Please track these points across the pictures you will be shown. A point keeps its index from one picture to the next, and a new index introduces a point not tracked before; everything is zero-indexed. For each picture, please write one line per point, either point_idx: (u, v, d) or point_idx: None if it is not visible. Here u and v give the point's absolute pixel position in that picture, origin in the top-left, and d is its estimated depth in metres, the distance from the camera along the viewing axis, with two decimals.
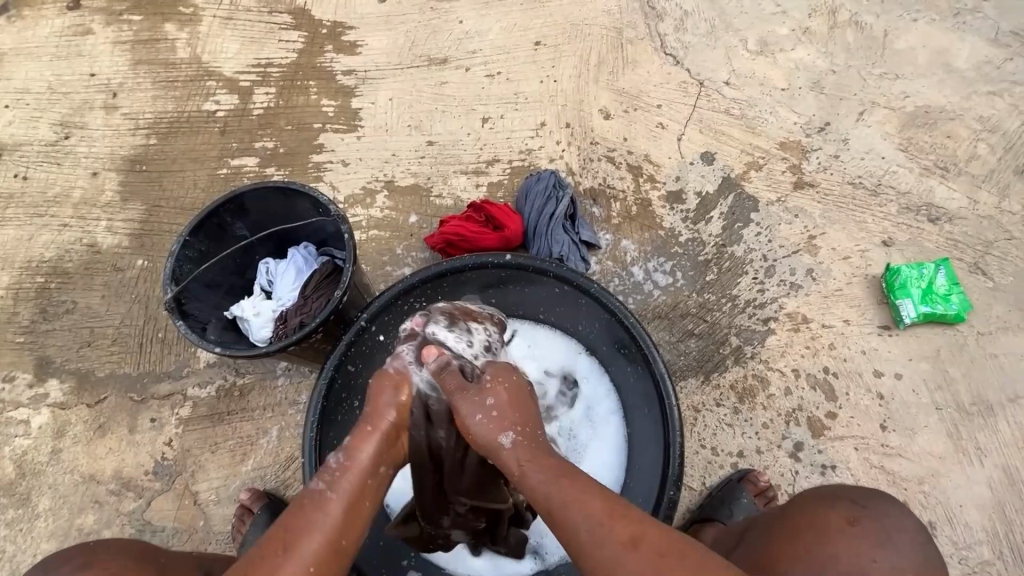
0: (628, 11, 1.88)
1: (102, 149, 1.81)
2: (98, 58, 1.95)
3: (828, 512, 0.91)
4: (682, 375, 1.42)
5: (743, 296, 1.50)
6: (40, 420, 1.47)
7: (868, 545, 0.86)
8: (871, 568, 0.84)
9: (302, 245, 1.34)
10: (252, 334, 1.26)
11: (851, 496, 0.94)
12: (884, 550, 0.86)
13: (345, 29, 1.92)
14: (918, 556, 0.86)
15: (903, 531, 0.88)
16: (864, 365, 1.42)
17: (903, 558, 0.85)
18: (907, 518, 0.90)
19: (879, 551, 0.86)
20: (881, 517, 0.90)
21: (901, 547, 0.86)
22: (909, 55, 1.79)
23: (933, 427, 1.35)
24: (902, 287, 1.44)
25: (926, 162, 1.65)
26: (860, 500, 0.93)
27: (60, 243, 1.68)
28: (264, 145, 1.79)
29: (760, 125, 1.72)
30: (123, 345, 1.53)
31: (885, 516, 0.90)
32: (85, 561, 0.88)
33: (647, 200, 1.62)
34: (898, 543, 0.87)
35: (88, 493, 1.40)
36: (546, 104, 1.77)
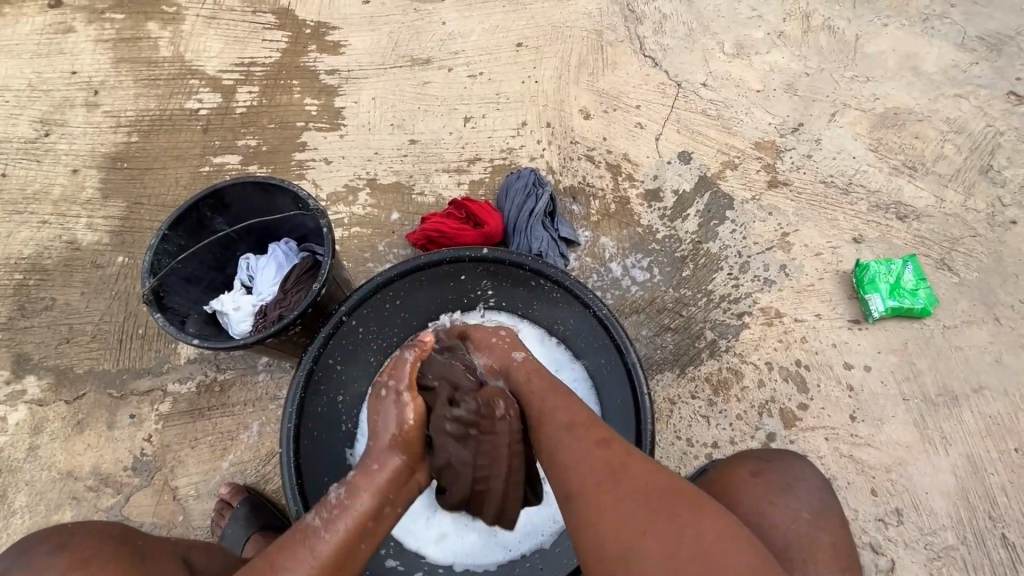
0: (607, 14, 1.92)
1: (82, 147, 1.81)
2: (79, 56, 1.95)
3: (736, 469, 0.99)
4: (659, 369, 1.45)
5: (718, 291, 1.53)
6: (17, 417, 1.46)
7: (770, 492, 0.94)
8: (771, 511, 0.91)
9: (283, 241, 1.36)
10: (231, 329, 1.27)
11: (757, 455, 1.02)
12: (786, 497, 0.93)
13: (329, 30, 1.93)
14: (819, 502, 0.94)
15: (805, 483, 0.96)
16: (835, 357, 1.45)
17: (803, 505, 0.93)
18: (810, 475, 0.98)
19: (779, 498, 0.93)
20: (782, 469, 0.98)
21: (801, 495, 0.94)
22: (879, 59, 1.85)
23: (900, 417, 1.39)
24: (871, 282, 1.48)
25: (895, 161, 1.70)
26: (766, 456, 1.01)
27: (39, 241, 1.67)
28: (247, 143, 1.80)
29: (736, 126, 1.76)
30: (101, 341, 1.53)
31: (787, 467, 0.98)
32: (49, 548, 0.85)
33: (625, 198, 1.66)
34: (798, 491, 0.95)
35: (65, 490, 1.39)
36: (527, 104, 1.80)
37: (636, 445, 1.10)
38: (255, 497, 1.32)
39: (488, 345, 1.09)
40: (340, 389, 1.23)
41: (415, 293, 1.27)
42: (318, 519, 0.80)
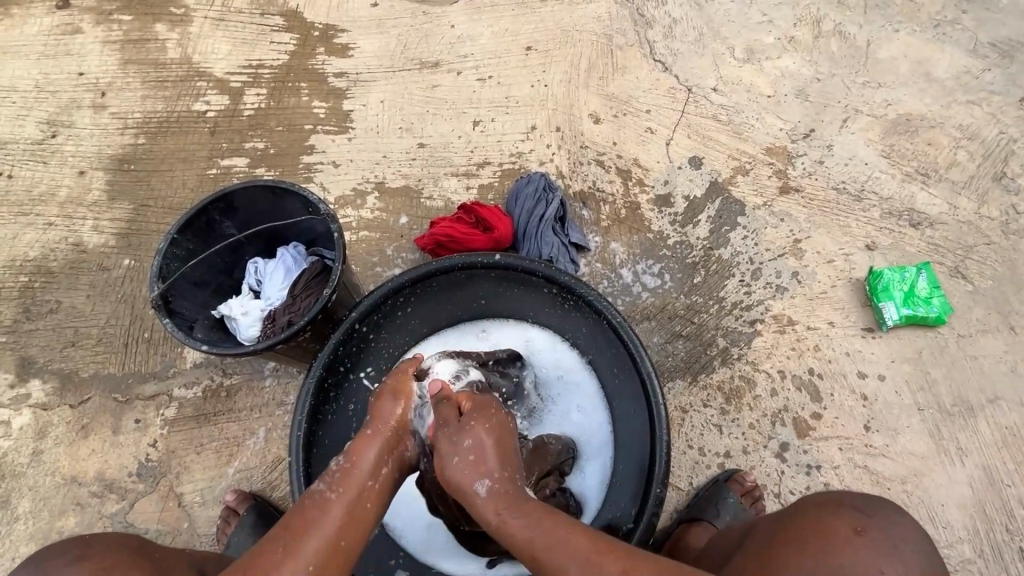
0: (617, 18, 1.91)
1: (89, 148, 1.80)
2: (86, 57, 1.94)
3: (836, 522, 0.91)
4: (670, 377, 1.44)
5: (730, 298, 1.51)
6: (22, 421, 1.44)
7: (877, 554, 0.87)
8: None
9: (292, 245, 1.34)
10: (239, 334, 1.25)
11: (856, 505, 0.94)
12: (891, 560, 0.86)
13: (337, 32, 1.92)
14: (924, 566, 0.87)
15: (909, 540, 0.89)
16: (848, 366, 1.44)
17: (910, 571, 0.86)
18: (910, 526, 0.91)
19: (886, 562, 0.86)
20: (886, 526, 0.90)
21: (907, 558, 0.87)
22: (890, 65, 1.84)
23: (915, 427, 1.38)
24: (885, 290, 1.47)
25: (907, 168, 1.69)
26: (864, 508, 0.94)
27: (45, 243, 1.66)
28: (254, 146, 1.79)
29: (747, 131, 1.75)
30: (107, 345, 1.51)
31: (890, 525, 0.90)
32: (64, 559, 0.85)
33: (636, 203, 1.64)
34: (905, 554, 0.87)
35: (69, 495, 1.37)
36: (537, 108, 1.79)
37: (650, 456, 1.08)
38: (262, 504, 1.31)
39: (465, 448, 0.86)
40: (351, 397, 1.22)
41: (426, 300, 1.26)
42: (322, 484, 0.82)
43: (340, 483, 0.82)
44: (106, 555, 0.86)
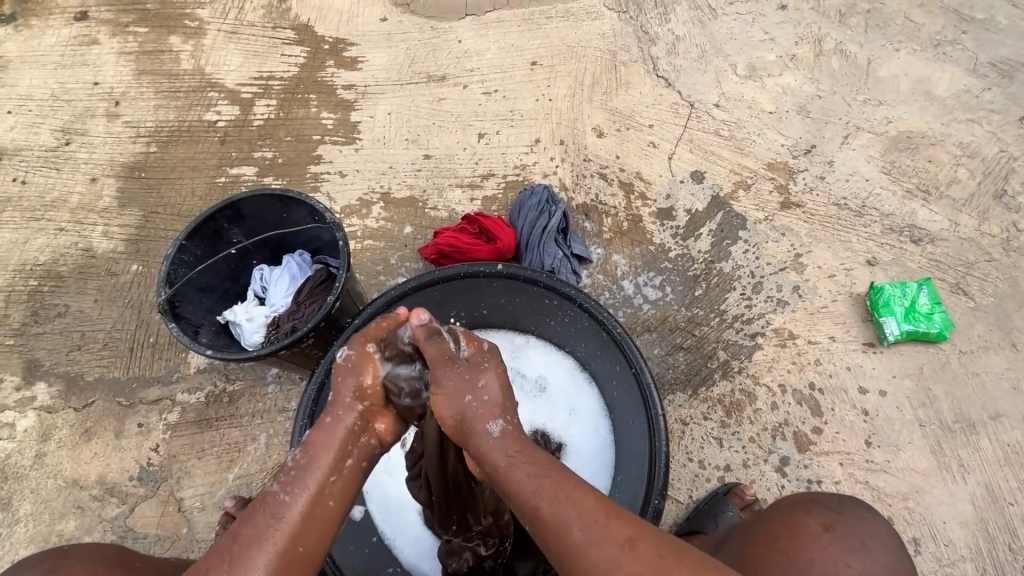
0: (622, 35, 1.95)
1: (102, 156, 1.84)
2: (102, 68, 1.99)
3: (805, 518, 0.93)
4: (671, 389, 1.44)
5: (731, 311, 1.52)
6: (26, 424, 1.46)
7: (841, 549, 0.89)
8: (845, 570, 0.86)
9: (297, 252, 1.36)
10: (243, 339, 1.27)
11: (826, 502, 0.96)
12: (858, 554, 0.88)
13: (347, 46, 1.97)
14: (890, 560, 0.89)
15: (876, 536, 0.91)
16: (849, 381, 1.44)
17: (875, 562, 0.88)
18: (879, 524, 0.93)
19: (853, 556, 0.88)
20: (856, 523, 0.92)
21: (874, 552, 0.89)
22: (891, 83, 1.86)
23: (917, 443, 1.37)
24: (886, 305, 1.47)
25: (908, 185, 1.70)
26: (834, 505, 0.95)
27: (56, 247, 1.69)
28: (263, 155, 1.82)
29: (749, 146, 1.77)
30: (113, 349, 1.53)
31: (860, 522, 0.92)
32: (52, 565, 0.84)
33: (638, 216, 1.66)
34: (872, 550, 0.89)
35: (70, 498, 1.38)
36: (541, 122, 1.82)
37: (649, 463, 1.10)
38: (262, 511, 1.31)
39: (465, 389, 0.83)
40: None
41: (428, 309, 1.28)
42: (276, 484, 0.75)
43: (297, 484, 0.75)
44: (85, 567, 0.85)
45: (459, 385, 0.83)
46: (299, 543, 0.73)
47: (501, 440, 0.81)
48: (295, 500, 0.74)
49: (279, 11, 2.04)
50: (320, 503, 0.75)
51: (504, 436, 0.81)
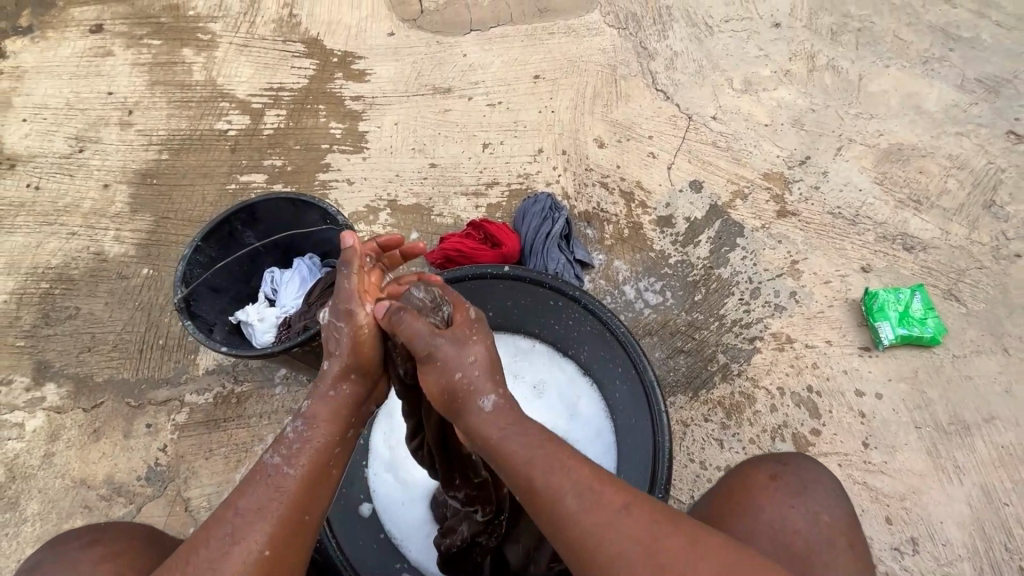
0: (622, 50, 2.02)
1: (114, 163, 1.88)
2: (116, 78, 2.05)
3: (753, 471, 0.93)
4: (672, 391, 1.46)
5: (730, 316, 1.56)
6: (35, 423, 1.47)
7: (787, 495, 0.89)
8: (790, 515, 0.86)
9: (307, 255, 1.40)
10: (255, 339, 1.30)
11: (772, 456, 0.96)
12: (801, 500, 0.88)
13: (355, 59, 2.03)
14: (837, 505, 0.89)
15: (819, 481, 0.92)
16: (846, 384, 1.47)
17: (822, 507, 0.88)
18: (824, 473, 0.93)
19: (797, 501, 0.88)
20: (798, 470, 0.92)
21: (820, 496, 0.89)
22: (882, 98, 1.93)
23: (913, 444, 1.40)
24: (880, 310, 1.50)
25: (900, 195, 1.75)
26: (778, 458, 0.95)
27: (67, 251, 1.72)
28: (272, 163, 1.87)
29: (745, 157, 1.83)
30: (122, 351, 1.55)
31: (803, 469, 0.93)
32: (91, 539, 0.87)
33: (638, 224, 1.70)
34: (817, 494, 0.90)
35: (78, 498, 1.39)
36: (544, 132, 1.88)
37: (653, 464, 1.11)
38: None
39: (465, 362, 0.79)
40: None
41: None
42: (275, 456, 0.77)
43: (297, 457, 0.77)
44: (118, 541, 0.87)
45: (446, 360, 0.79)
46: (305, 511, 0.75)
47: (494, 414, 0.77)
48: (300, 470, 0.77)
49: (290, 25, 2.11)
50: (321, 472, 0.78)
51: (496, 410, 0.77)
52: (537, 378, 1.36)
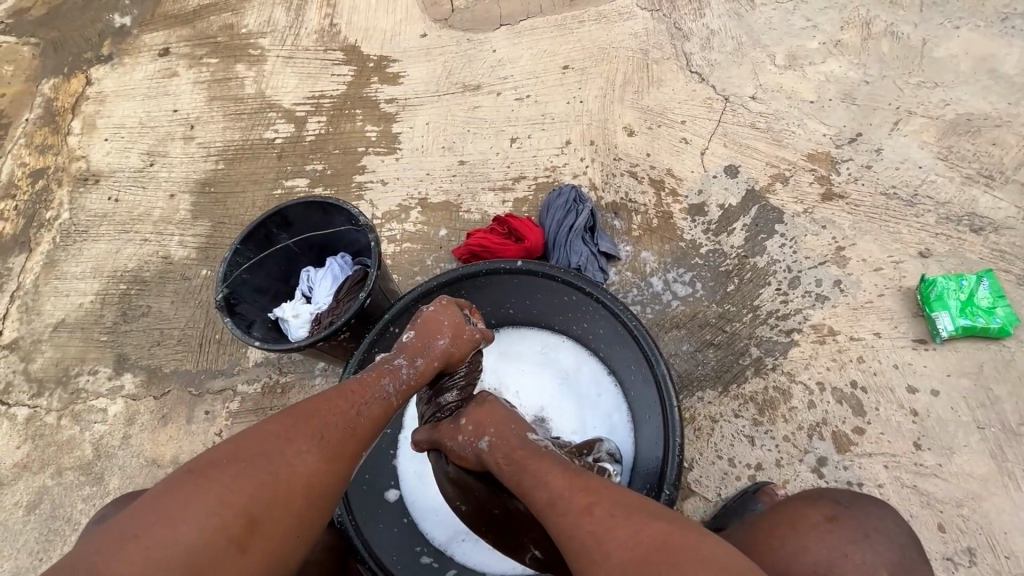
0: (654, 33, 1.95)
1: (179, 174, 2.07)
2: (180, 96, 2.25)
3: (811, 511, 0.98)
4: (700, 386, 1.41)
5: (765, 307, 1.48)
6: (116, 409, 1.67)
7: (844, 540, 0.92)
8: (841, 559, 0.90)
9: (340, 255, 1.49)
10: (291, 334, 1.40)
11: (837, 499, 0.99)
12: (861, 547, 0.91)
13: (390, 63, 2.11)
14: (893, 558, 0.91)
15: (881, 532, 0.94)
16: (897, 380, 1.35)
17: (877, 556, 0.91)
18: (886, 523, 0.95)
19: (855, 548, 0.91)
20: (863, 519, 0.95)
21: (877, 547, 0.92)
22: (950, 63, 1.74)
23: (973, 447, 1.28)
24: (939, 299, 1.37)
25: (968, 170, 1.58)
26: (849, 504, 0.98)
27: (141, 255, 1.92)
28: (314, 168, 1.98)
29: (787, 137, 1.72)
30: (186, 344, 1.72)
31: (865, 518, 0.96)
32: None
33: (668, 213, 1.65)
34: (874, 543, 0.93)
35: (150, 475, 1.57)
36: (572, 123, 1.86)
37: (659, 477, 1.12)
38: None
39: (459, 428, 1.03)
40: None
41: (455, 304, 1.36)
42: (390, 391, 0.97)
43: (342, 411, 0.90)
44: None
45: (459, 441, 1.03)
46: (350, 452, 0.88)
47: (492, 449, 0.98)
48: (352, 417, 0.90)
49: (331, 35, 2.21)
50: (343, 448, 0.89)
51: (491, 445, 0.98)
52: (539, 380, 1.42)
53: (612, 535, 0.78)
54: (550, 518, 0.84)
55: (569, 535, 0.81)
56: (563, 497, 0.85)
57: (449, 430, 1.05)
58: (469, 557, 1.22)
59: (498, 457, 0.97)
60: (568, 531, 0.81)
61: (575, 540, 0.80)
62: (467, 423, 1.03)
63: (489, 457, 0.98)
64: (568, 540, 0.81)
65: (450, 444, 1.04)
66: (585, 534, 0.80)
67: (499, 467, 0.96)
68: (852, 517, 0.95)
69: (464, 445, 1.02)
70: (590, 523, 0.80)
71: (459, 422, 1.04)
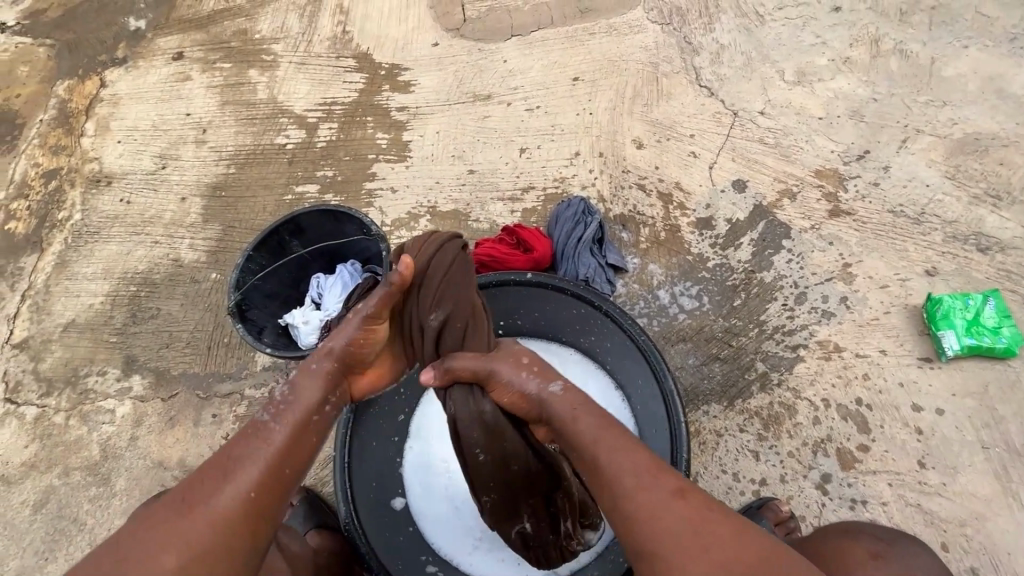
0: (664, 46, 1.97)
1: (190, 177, 2.09)
2: (193, 100, 2.27)
3: (852, 545, 0.97)
4: (705, 400, 1.42)
5: (772, 322, 1.48)
6: (124, 410, 1.68)
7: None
8: None
9: (349, 262, 1.50)
10: (300, 340, 1.41)
11: (875, 534, 0.99)
12: None
13: (401, 71, 2.13)
14: None
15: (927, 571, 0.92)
16: (902, 398, 1.36)
17: None
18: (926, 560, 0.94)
19: None
20: (903, 556, 0.94)
21: None
22: (958, 82, 1.75)
23: (978, 466, 1.28)
24: (945, 318, 1.37)
25: (976, 190, 1.59)
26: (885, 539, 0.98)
27: (151, 258, 1.94)
28: (325, 174, 2.00)
29: (795, 153, 1.73)
30: (194, 347, 1.73)
31: (908, 556, 0.94)
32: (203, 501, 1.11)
33: (676, 226, 1.66)
34: None
35: (156, 477, 1.58)
36: (581, 135, 1.88)
37: None
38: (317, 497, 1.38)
39: (525, 367, 1.00)
40: (397, 409, 1.32)
41: None
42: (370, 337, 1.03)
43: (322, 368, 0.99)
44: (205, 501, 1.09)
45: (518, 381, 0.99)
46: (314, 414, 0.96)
47: (564, 398, 0.96)
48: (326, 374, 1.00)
49: (343, 42, 2.24)
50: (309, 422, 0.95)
51: (565, 393, 0.97)
52: None
53: (705, 529, 0.79)
54: (632, 491, 0.83)
55: (656, 515, 0.81)
56: (655, 479, 0.85)
57: (506, 361, 1.01)
58: (476, 571, 1.22)
59: (573, 403, 0.95)
60: (655, 511, 0.81)
61: (663, 520, 0.80)
62: (534, 365, 1.01)
63: (559, 405, 0.95)
64: (653, 519, 0.80)
65: (504, 380, 0.99)
66: (677, 519, 0.80)
67: (570, 417, 0.94)
68: (894, 554, 0.94)
69: (525, 384, 0.98)
70: (685, 510, 0.81)
71: (523, 361, 1.02)
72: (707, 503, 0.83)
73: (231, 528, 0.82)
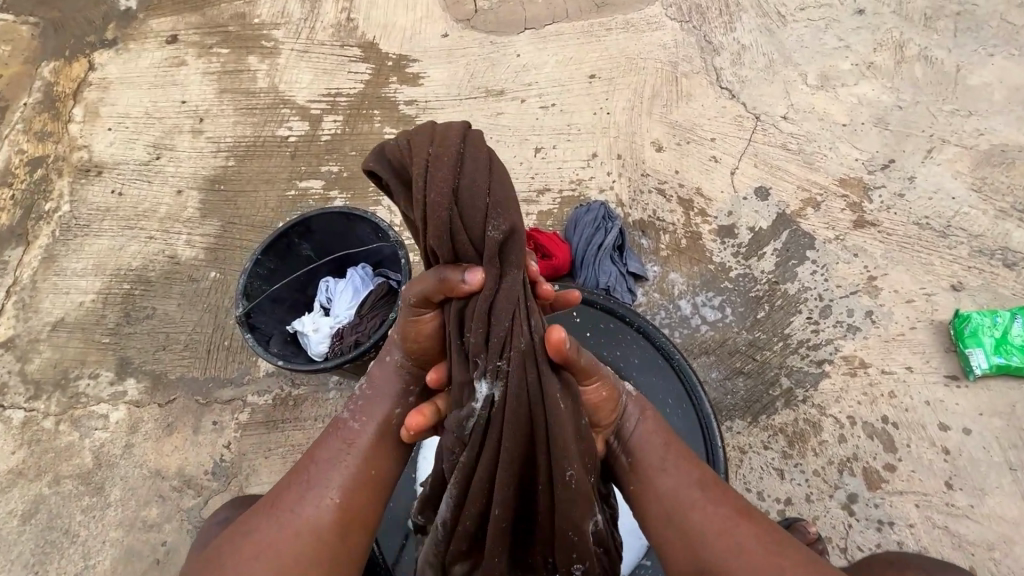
0: (684, 45, 1.91)
1: (186, 169, 1.99)
2: (189, 87, 2.16)
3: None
4: (729, 415, 1.38)
5: (796, 336, 1.45)
6: (118, 416, 1.60)
7: None
8: None
9: (360, 266, 1.44)
10: (309, 348, 1.35)
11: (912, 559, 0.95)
12: None
13: (409, 62, 2.04)
14: None
15: None
16: (929, 417, 1.33)
17: None
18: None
19: None
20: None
21: None
22: (983, 91, 1.72)
23: (1005, 488, 1.26)
24: (973, 335, 1.35)
25: (1001, 204, 1.57)
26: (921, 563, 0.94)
27: (146, 254, 1.84)
28: (330, 169, 1.92)
29: (819, 160, 1.69)
30: (192, 350, 1.65)
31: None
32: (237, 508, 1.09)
33: (697, 233, 1.61)
34: None
35: (153, 487, 1.51)
36: (599, 136, 1.82)
37: None
38: None
39: None
40: None
41: None
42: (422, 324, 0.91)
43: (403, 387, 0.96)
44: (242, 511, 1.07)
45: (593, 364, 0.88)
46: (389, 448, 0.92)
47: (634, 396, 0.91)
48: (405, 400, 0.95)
49: (348, 30, 2.14)
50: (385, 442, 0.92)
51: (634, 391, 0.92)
52: None
53: (777, 555, 0.75)
54: (698, 508, 0.80)
55: (725, 533, 0.77)
56: (723, 497, 0.81)
57: None
58: None
59: (639, 405, 0.90)
60: (725, 528, 0.77)
61: (735, 538, 0.76)
62: None
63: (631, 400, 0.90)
64: (721, 536, 0.77)
65: None
66: (749, 541, 0.76)
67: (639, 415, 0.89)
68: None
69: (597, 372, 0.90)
70: (755, 532, 0.77)
71: None
72: (773, 531, 0.78)
73: (328, 536, 0.83)
